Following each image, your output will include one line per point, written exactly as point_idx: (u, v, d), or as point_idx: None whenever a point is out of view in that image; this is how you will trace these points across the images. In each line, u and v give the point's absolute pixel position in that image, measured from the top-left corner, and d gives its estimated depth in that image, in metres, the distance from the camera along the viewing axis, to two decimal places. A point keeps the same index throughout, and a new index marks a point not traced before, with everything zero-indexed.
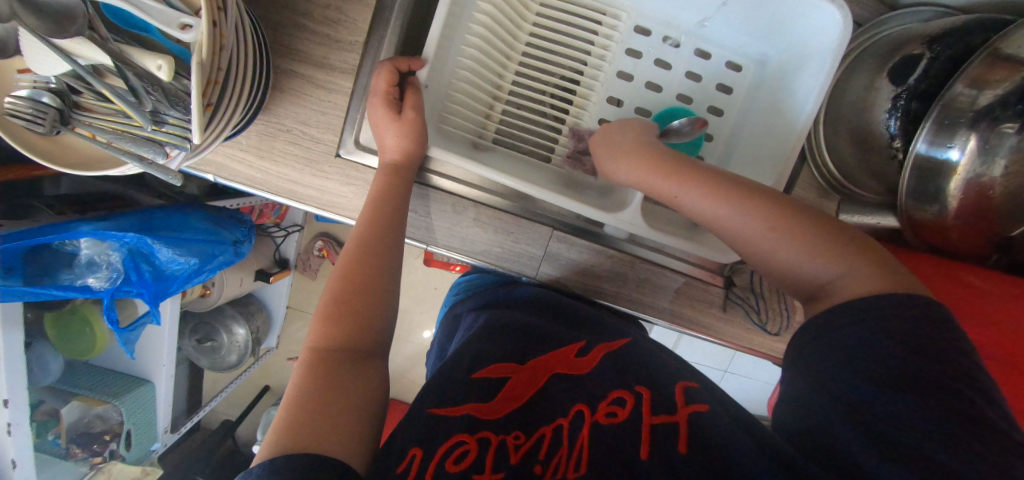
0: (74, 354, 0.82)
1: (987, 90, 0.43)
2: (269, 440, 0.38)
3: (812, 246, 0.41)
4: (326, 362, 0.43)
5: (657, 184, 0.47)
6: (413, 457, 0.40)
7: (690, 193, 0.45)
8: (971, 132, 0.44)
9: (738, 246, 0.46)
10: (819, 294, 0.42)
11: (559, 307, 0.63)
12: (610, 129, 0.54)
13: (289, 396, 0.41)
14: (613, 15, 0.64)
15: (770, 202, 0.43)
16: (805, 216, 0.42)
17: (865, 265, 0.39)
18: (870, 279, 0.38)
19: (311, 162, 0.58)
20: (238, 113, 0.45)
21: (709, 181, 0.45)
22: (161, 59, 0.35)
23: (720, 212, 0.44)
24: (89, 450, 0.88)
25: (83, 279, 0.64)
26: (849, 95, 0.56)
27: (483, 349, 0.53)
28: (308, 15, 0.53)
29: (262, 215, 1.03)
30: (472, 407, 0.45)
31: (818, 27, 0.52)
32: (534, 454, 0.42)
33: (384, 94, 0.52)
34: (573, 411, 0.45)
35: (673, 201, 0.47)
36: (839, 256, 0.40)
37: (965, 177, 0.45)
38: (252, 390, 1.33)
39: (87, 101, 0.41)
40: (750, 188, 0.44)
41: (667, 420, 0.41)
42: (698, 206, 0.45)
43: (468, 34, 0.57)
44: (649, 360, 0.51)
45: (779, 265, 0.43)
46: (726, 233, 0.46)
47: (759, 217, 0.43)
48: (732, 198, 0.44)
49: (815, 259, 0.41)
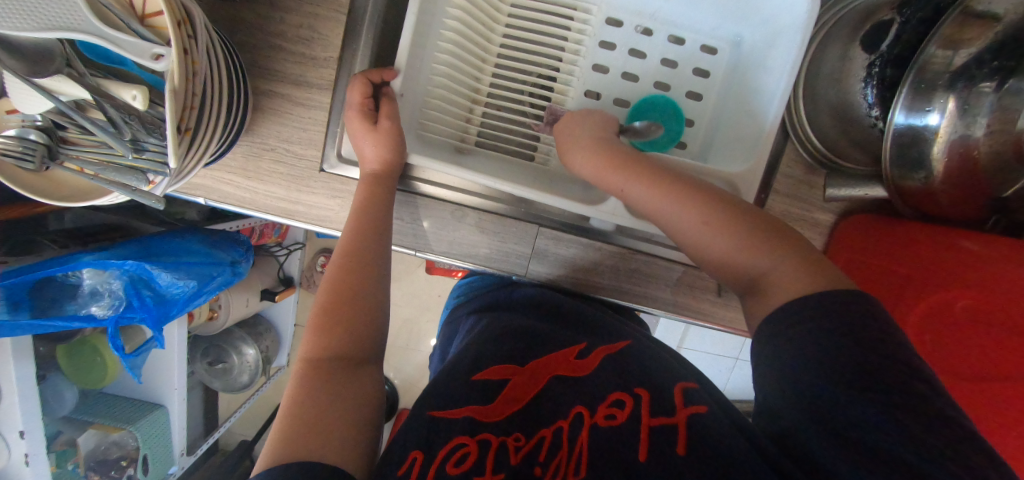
0: (88, 383, 0.84)
1: (960, 49, 0.42)
2: (267, 451, 0.38)
3: (748, 243, 0.41)
4: (319, 370, 0.44)
5: (608, 177, 0.47)
6: (414, 460, 0.40)
7: (633, 187, 0.45)
8: (948, 93, 0.43)
9: (681, 242, 0.46)
10: (752, 288, 0.42)
11: (555, 306, 0.63)
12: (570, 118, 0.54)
13: (285, 407, 0.41)
14: (584, 9, 0.64)
15: (707, 196, 0.44)
16: (736, 210, 0.43)
17: (796, 259, 0.40)
18: (798, 272, 0.39)
19: (296, 178, 0.59)
20: (218, 136, 0.46)
21: (649, 174, 0.45)
22: (136, 90, 0.37)
23: (662, 206, 0.44)
24: (107, 476, 0.90)
25: (86, 309, 0.65)
26: (825, 68, 0.55)
27: (482, 351, 0.54)
28: (282, 36, 0.55)
29: (263, 235, 1.05)
30: (472, 409, 0.45)
31: (788, 2, 0.52)
32: (534, 456, 0.42)
33: (359, 107, 0.53)
34: (573, 413, 0.45)
35: (622, 195, 0.47)
36: (768, 250, 0.41)
37: (948, 139, 0.44)
38: (266, 409, 1.35)
39: (73, 136, 0.42)
40: (690, 182, 0.45)
41: (666, 422, 0.41)
42: (643, 200, 0.45)
43: (440, 40, 0.58)
44: (651, 362, 0.50)
45: (715, 260, 0.44)
46: (663, 228, 0.46)
47: (698, 211, 0.43)
48: (674, 191, 0.44)
49: (751, 256, 0.41)
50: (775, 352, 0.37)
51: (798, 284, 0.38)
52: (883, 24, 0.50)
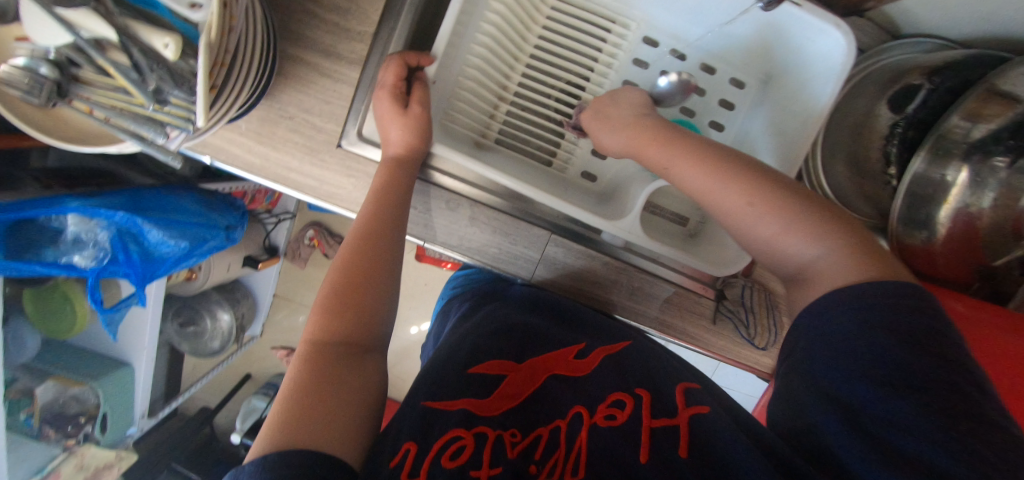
0: (54, 332, 0.79)
1: (980, 122, 0.45)
2: (264, 431, 0.37)
3: (795, 224, 0.42)
4: (324, 355, 0.43)
5: (650, 152, 0.49)
6: (408, 451, 0.39)
7: (681, 163, 0.46)
8: (963, 163, 0.46)
9: (722, 223, 0.46)
10: (798, 275, 0.42)
11: (551, 303, 0.64)
12: (601, 101, 0.56)
13: (286, 388, 0.40)
14: (623, 23, 0.65)
15: (760, 177, 0.44)
16: (785, 192, 0.43)
17: (840, 245, 0.40)
18: (847, 257, 0.39)
19: (311, 150, 0.57)
20: (244, 94, 0.44)
21: (696, 153, 0.46)
22: (169, 38, 0.35)
23: (709, 186, 0.45)
24: (63, 431, 0.85)
25: (68, 257, 0.63)
26: (847, 119, 0.57)
27: (481, 343, 0.54)
28: (319, 2, 0.53)
29: (255, 200, 1.01)
30: (469, 402, 0.45)
31: (823, 50, 0.53)
32: (530, 454, 0.42)
33: (391, 88, 0.51)
34: (571, 413, 0.46)
35: (665, 173, 0.48)
36: (816, 234, 0.41)
37: (955, 206, 0.47)
38: (232, 377, 1.31)
39: (87, 75, 0.39)
40: (739, 161, 0.45)
41: (666, 424, 0.42)
42: (688, 178, 0.46)
43: (477, 32, 0.57)
44: (651, 366, 0.52)
45: (764, 245, 0.44)
46: (707, 207, 0.46)
47: (747, 191, 0.43)
48: (724, 172, 0.44)
49: (797, 237, 0.42)
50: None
51: (840, 272, 0.39)
52: (912, 88, 0.52)
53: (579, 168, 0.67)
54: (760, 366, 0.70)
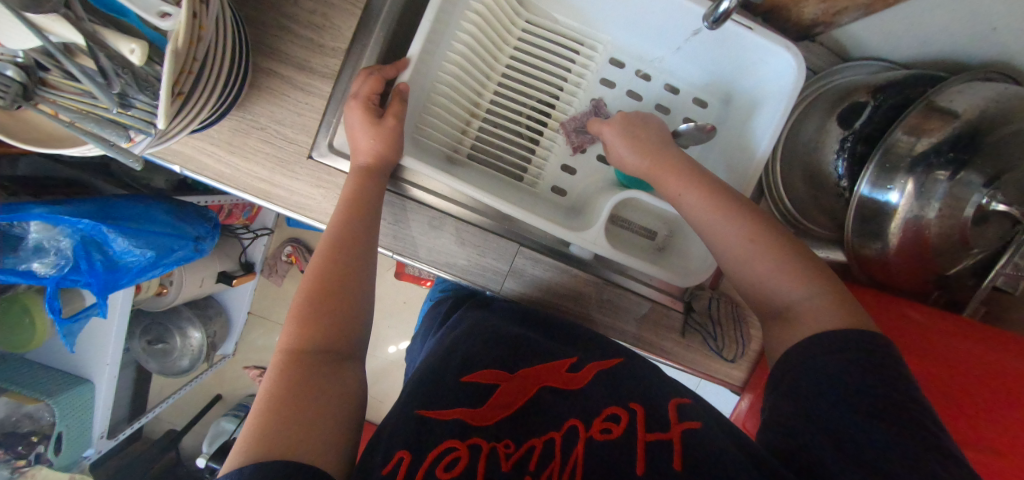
0: (12, 344, 0.77)
1: (923, 137, 0.47)
2: (237, 448, 0.36)
3: (783, 267, 0.44)
4: (301, 364, 0.42)
5: (665, 179, 0.50)
6: (402, 460, 0.40)
7: (691, 191, 0.48)
8: (908, 176, 0.48)
9: (719, 255, 0.48)
10: (783, 316, 0.44)
11: (538, 315, 0.64)
12: (631, 120, 0.55)
13: (260, 402, 0.39)
14: (591, 45, 0.68)
15: (756, 218, 0.46)
16: (782, 237, 0.45)
17: (828, 294, 0.42)
18: (829, 303, 0.41)
19: (281, 161, 0.58)
20: (209, 106, 0.45)
21: (705, 184, 0.48)
22: (135, 44, 0.35)
23: (714, 217, 0.47)
24: (12, 452, 0.81)
25: (26, 264, 0.61)
26: (803, 135, 0.60)
27: (468, 352, 0.54)
28: (293, 19, 0.55)
29: (231, 215, 1.00)
30: (461, 413, 0.45)
31: (775, 71, 0.56)
32: (524, 464, 0.42)
33: (364, 99, 0.53)
34: (567, 426, 0.45)
35: (675, 198, 0.49)
36: (805, 279, 0.43)
37: (905, 217, 0.49)
38: (202, 398, 1.27)
39: (54, 79, 0.39)
40: (746, 203, 0.47)
41: (661, 438, 0.42)
42: (694, 209, 0.48)
43: (449, 51, 0.60)
44: (636, 380, 0.51)
45: (754, 283, 0.46)
46: (706, 239, 0.48)
47: (749, 228, 0.46)
48: (727, 207, 0.47)
49: (783, 280, 0.44)
50: (786, 403, 0.38)
51: (821, 317, 0.41)
52: (858, 105, 0.55)
53: (551, 182, 0.68)
54: (731, 380, 0.70)
